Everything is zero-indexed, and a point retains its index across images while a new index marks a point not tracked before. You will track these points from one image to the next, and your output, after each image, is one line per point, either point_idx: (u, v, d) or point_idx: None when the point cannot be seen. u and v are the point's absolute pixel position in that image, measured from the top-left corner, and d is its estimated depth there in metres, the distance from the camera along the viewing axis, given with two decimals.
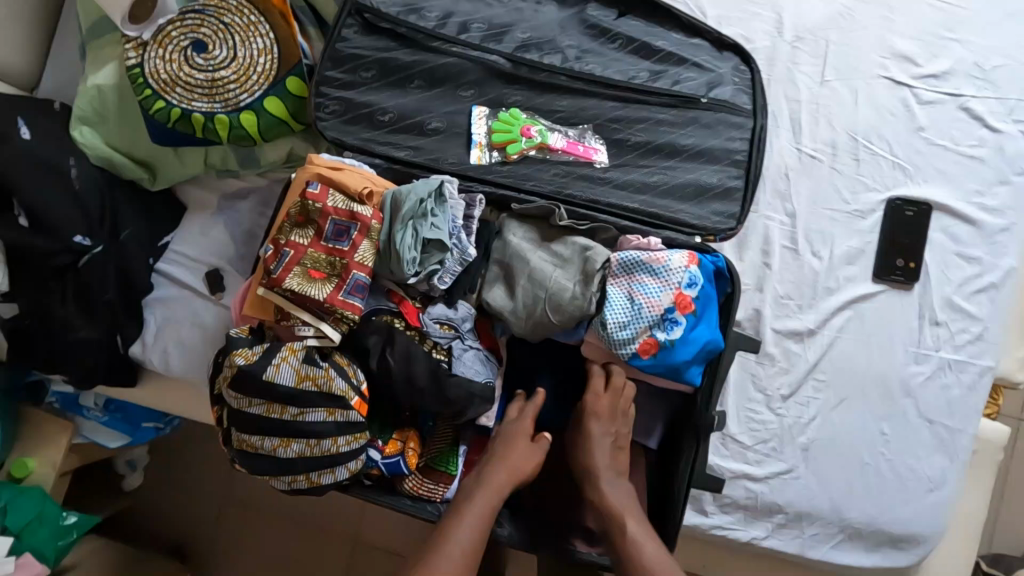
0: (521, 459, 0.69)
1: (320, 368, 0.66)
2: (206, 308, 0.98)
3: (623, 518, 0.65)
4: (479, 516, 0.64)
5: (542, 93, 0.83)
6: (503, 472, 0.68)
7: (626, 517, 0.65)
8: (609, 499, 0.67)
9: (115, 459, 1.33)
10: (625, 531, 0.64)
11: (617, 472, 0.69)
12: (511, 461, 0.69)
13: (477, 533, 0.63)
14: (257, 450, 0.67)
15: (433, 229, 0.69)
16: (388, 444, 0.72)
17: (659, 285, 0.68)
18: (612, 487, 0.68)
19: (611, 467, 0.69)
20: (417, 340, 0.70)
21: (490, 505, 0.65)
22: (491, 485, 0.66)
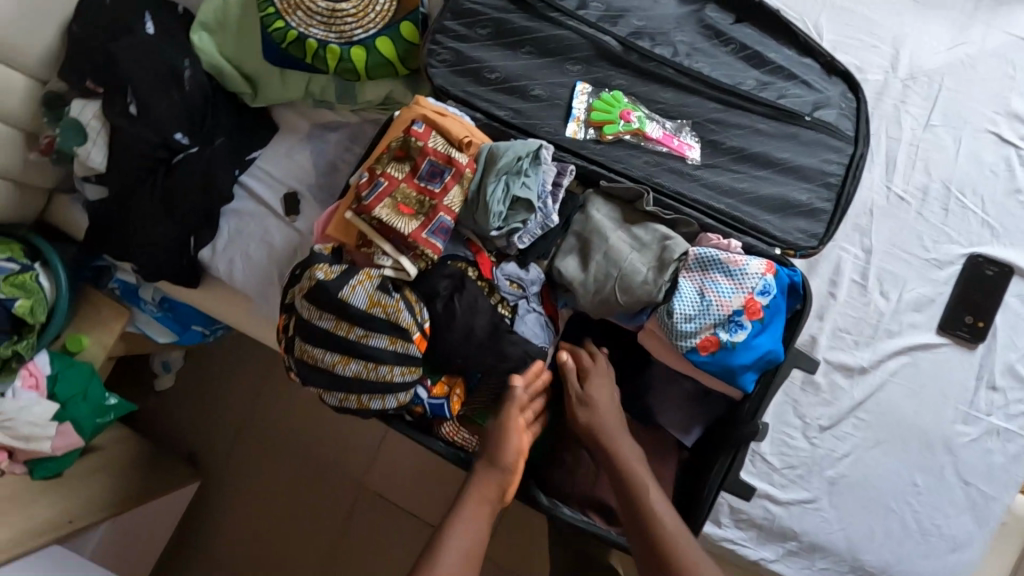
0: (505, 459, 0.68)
1: (392, 298, 0.69)
2: (278, 227, 1.01)
3: (634, 471, 0.68)
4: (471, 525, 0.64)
5: (647, 82, 0.84)
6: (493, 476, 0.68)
7: (636, 467, 0.68)
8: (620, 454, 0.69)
9: (153, 357, 1.40)
10: (635, 482, 0.67)
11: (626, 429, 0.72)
12: (494, 464, 0.68)
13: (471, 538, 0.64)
14: (317, 363, 0.70)
15: (524, 188, 0.70)
16: (436, 385, 0.74)
17: (732, 286, 0.69)
18: (622, 443, 0.70)
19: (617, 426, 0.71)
20: (485, 292, 0.72)
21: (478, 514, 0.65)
22: (474, 499, 0.66)
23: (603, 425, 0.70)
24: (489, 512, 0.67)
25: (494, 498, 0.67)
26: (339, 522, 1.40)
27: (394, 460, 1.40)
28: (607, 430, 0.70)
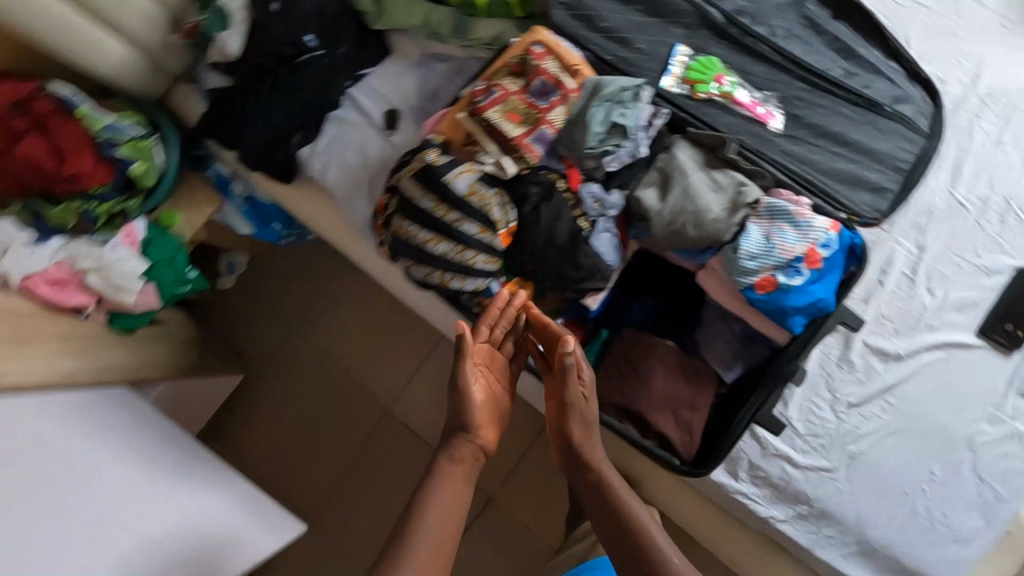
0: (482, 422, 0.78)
1: (488, 192, 0.77)
2: (374, 139, 1.10)
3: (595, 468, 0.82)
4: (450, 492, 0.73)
5: (743, 55, 0.91)
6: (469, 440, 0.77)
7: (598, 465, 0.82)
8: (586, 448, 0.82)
9: (219, 257, 1.48)
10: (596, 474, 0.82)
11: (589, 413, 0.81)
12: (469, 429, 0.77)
13: (452, 503, 0.73)
14: (410, 238, 0.78)
15: (622, 117, 0.78)
16: (507, 283, 0.82)
17: (797, 235, 0.75)
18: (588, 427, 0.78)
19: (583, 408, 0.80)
20: (570, 204, 0.79)
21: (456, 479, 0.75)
22: (451, 464, 0.75)
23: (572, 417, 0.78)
24: (465, 474, 0.76)
25: (469, 460, 0.77)
26: (363, 442, 1.48)
27: (423, 392, 1.48)
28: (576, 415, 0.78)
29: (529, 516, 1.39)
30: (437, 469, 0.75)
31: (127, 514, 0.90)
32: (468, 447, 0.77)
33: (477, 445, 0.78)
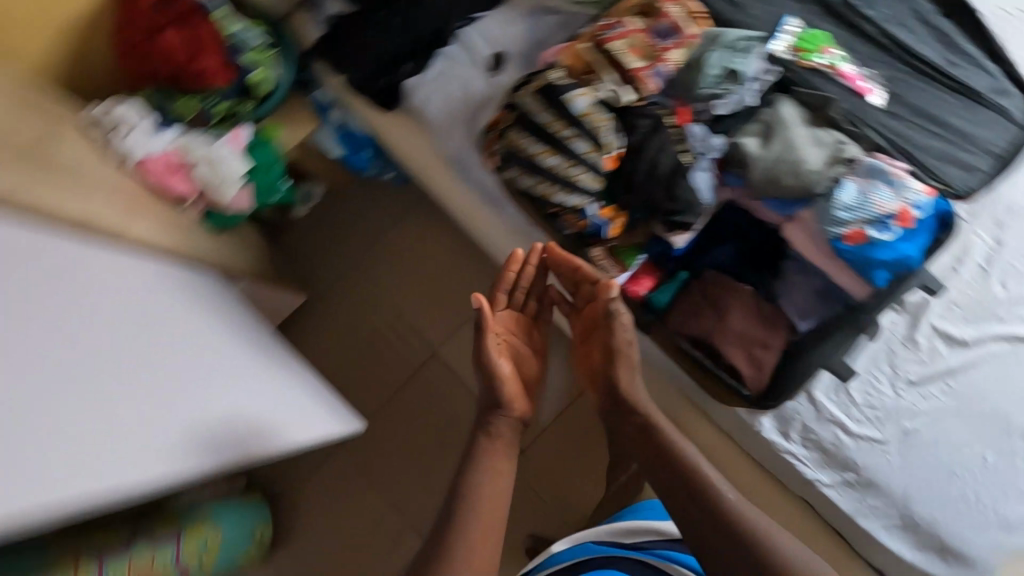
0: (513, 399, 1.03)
1: (604, 116, 0.82)
2: (477, 78, 1.16)
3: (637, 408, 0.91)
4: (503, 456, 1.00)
5: (850, 33, 0.95)
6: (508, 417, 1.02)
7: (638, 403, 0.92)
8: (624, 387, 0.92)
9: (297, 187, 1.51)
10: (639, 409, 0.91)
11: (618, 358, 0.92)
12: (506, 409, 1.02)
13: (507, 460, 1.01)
14: (522, 150, 0.84)
15: (740, 63, 0.83)
16: (604, 209, 0.85)
17: (892, 194, 0.79)
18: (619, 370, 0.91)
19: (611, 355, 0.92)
20: (676, 140, 0.83)
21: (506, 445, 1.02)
22: (499, 438, 1.02)
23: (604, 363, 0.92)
24: (510, 439, 1.03)
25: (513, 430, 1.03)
26: (408, 377, 1.56)
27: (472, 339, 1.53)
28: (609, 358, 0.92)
29: (559, 468, 1.46)
30: (484, 446, 1.00)
31: (224, 370, 0.95)
32: (507, 420, 1.02)
33: (513, 418, 1.03)
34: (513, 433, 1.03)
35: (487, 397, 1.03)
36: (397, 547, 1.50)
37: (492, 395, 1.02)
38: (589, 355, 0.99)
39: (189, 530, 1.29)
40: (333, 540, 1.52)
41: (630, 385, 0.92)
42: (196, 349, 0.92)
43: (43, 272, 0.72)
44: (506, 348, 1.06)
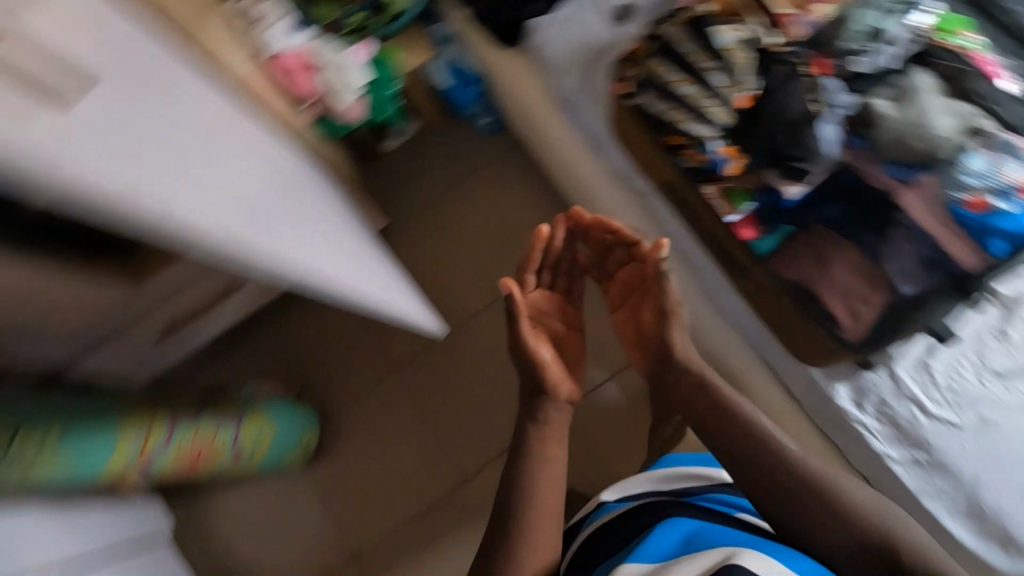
0: (559, 379, 1.06)
1: (747, 53, 0.88)
2: (600, 25, 1.19)
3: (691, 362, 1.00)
4: (555, 440, 1.04)
5: (990, 21, 0.95)
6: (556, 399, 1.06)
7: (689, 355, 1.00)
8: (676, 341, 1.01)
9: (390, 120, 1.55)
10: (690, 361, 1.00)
11: (665, 313, 1.03)
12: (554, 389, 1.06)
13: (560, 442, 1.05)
14: (663, 77, 0.89)
15: (888, 24, 0.86)
16: (726, 147, 0.91)
17: (1018, 167, 0.83)
18: (669, 325, 1.01)
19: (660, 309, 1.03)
20: (810, 90, 0.86)
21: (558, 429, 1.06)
22: (551, 420, 1.05)
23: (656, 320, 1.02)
24: (562, 415, 1.07)
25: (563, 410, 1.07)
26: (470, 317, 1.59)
27: None
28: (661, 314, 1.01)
29: (604, 429, 1.47)
30: (534, 435, 1.03)
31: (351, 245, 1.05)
32: (556, 403, 1.06)
33: (563, 397, 1.07)
34: (562, 416, 1.06)
35: (533, 387, 1.06)
36: (438, 478, 1.54)
37: (542, 383, 1.06)
38: (631, 313, 1.11)
39: (247, 419, 1.36)
40: (375, 461, 1.57)
41: (684, 332, 1.03)
42: (327, 222, 1.00)
43: (163, 76, 0.64)
44: (541, 336, 1.10)
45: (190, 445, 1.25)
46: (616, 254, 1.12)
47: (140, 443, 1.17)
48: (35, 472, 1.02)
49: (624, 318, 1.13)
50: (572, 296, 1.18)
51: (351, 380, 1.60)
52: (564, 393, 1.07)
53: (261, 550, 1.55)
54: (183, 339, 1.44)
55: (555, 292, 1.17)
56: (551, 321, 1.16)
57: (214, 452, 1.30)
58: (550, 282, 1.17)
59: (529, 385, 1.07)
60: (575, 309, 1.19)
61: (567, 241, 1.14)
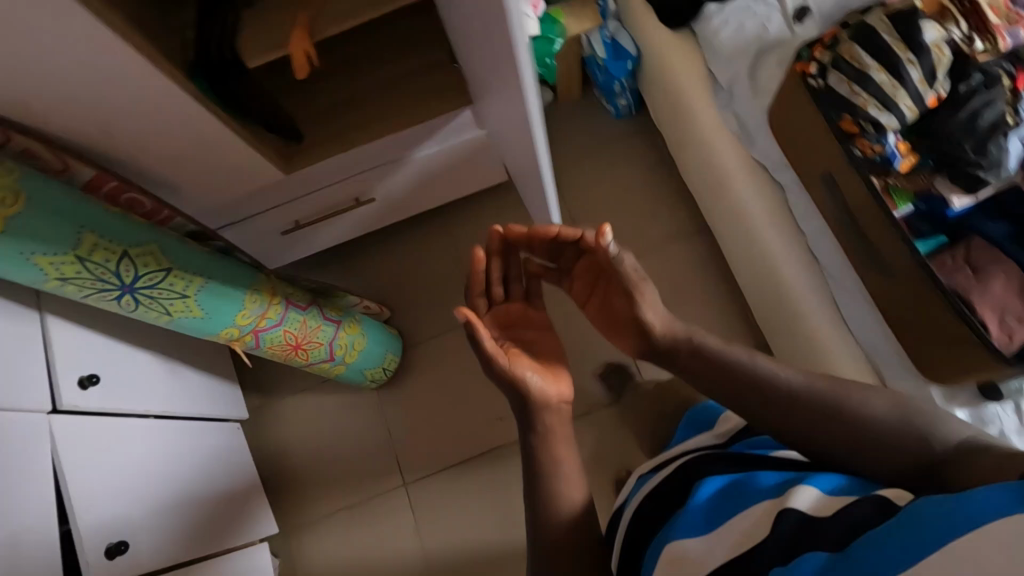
0: (547, 384, 0.94)
1: (946, 54, 0.91)
2: (776, 22, 1.21)
3: (674, 329, 0.94)
4: (566, 447, 0.92)
5: None
6: (551, 399, 0.93)
7: (668, 323, 0.94)
8: (651, 315, 0.94)
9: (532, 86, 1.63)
10: (672, 329, 0.93)
11: (632, 295, 0.94)
12: (546, 392, 0.93)
13: (570, 450, 0.92)
14: (856, 60, 0.93)
15: None
16: (901, 144, 0.95)
17: None
18: (640, 299, 0.94)
19: (628, 290, 0.94)
20: (1005, 101, 0.91)
21: (564, 434, 0.94)
22: (553, 419, 0.94)
23: (627, 297, 0.94)
24: (563, 414, 0.94)
25: (561, 410, 0.95)
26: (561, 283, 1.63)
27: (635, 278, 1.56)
28: (629, 295, 0.94)
29: None
30: (540, 452, 0.91)
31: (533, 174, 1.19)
32: (556, 403, 0.94)
33: (559, 398, 0.94)
34: (561, 417, 0.94)
35: (525, 412, 0.93)
36: (498, 428, 1.57)
37: (534, 403, 0.93)
38: (599, 302, 1.01)
39: (347, 325, 1.40)
40: (441, 401, 1.61)
41: (654, 307, 0.94)
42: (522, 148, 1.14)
43: None
44: (517, 355, 0.96)
45: (296, 331, 1.29)
46: (566, 248, 1.02)
47: (259, 312, 1.21)
48: (174, 312, 1.10)
49: (594, 313, 1.02)
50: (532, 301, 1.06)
51: (436, 318, 1.65)
52: (555, 397, 0.94)
53: (320, 457, 1.61)
54: (301, 240, 1.53)
55: (515, 304, 1.06)
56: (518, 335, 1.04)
57: (315, 344, 1.35)
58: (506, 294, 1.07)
59: (519, 414, 0.93)
60: (541, 314, 1.07)
61: (507, 253, 1.06)
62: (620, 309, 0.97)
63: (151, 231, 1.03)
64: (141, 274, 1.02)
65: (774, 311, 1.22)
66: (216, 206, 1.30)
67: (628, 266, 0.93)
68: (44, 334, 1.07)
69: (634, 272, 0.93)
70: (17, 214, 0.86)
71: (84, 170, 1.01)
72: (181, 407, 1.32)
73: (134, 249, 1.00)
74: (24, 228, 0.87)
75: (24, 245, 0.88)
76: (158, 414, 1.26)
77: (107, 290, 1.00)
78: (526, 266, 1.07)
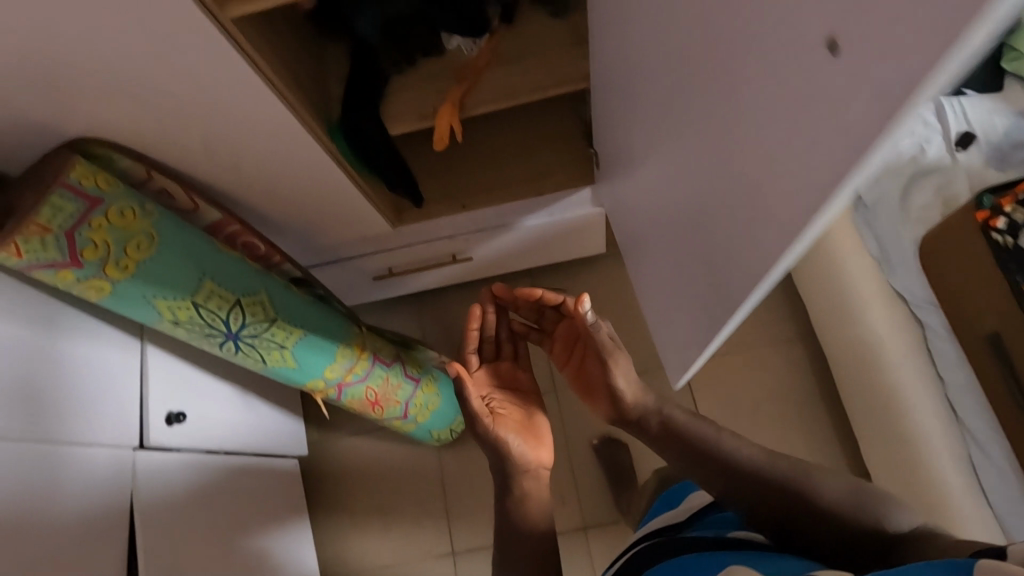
0: (523, 446, 0.92)
1: None
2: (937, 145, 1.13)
3: (647, 401, 0.86)
4: (540, 508, 0.91)
5: None
6: (530, 462, 0.92)
7: (638, 396, 0.86)
8: (623, 386, 0.86)
9: None
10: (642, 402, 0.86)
11: (604, 363, 0.87)
12: (526, 454, 0.92)
13: (543, 510, 0.91)
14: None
15: None
16: None
17: None
18: (610, 367, 0.86)
19: (600, 359, 0.87)
20: None
21: (541, 494, 0.92)
22: (530, 480, 0.92)
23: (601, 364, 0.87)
24: (540, 477, 0.93)
25: (539, 472, 0.92)
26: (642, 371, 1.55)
27: (730, 380, 1.46)
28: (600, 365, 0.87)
29: None
30: (511, 513, 0.90)
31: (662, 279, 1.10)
32: (534, 464, 0.92)
33: (537, 460, 0.92)
34: (542, 480, 0.93)
35: (502, 475, 0.92)
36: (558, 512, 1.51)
37: (512, 469, 0.91)
38: (579, 367, 0.96)
39: (426, 383, 1.35)
40: None
41: (629, 376, 0.86)
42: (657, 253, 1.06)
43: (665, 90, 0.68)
44: (499, 415, 0.95)
45: (378, 388, 1.26)
46: (546, 309, 0.99)
47: (347, 367, 1.18)
48: (269, 362, 1.07)
49: (573, 377, 0.97)
50: (520, 361, 1.04)
51: None
52: (535, 462, 0.92)
53: (373, 506, 1.59)
54: (390, 285, 1.51)
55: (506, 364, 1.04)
56: (506, 395, 1.02)
57: (392, 402, 1.31)
58: (497, 353, 1.05)
59: (497, 478, 0.92)
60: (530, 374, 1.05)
61: (496, 311, 1.03)
62: (595, 374, 0.90)
63: (264, 279, 1.01)
64: (248, 323, 1.00)
65: (890, 452, 1.13)
66: (321, 247, 1.28)
67: (607, 335, 0.86)
68: (142, 365, 1.08)
69: (611, 341, 0.86)
70: (150, 257, 0.86)
71: (211, 211, 1.00)
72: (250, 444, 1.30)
73: (246, 297, 0.98)
74: (153, 271, 0.86)
75: (151, 288, 0.87)
76: (229, 451, 1.24)
77: (213, 336, 0.99)
78: (511, 327, 1.04)
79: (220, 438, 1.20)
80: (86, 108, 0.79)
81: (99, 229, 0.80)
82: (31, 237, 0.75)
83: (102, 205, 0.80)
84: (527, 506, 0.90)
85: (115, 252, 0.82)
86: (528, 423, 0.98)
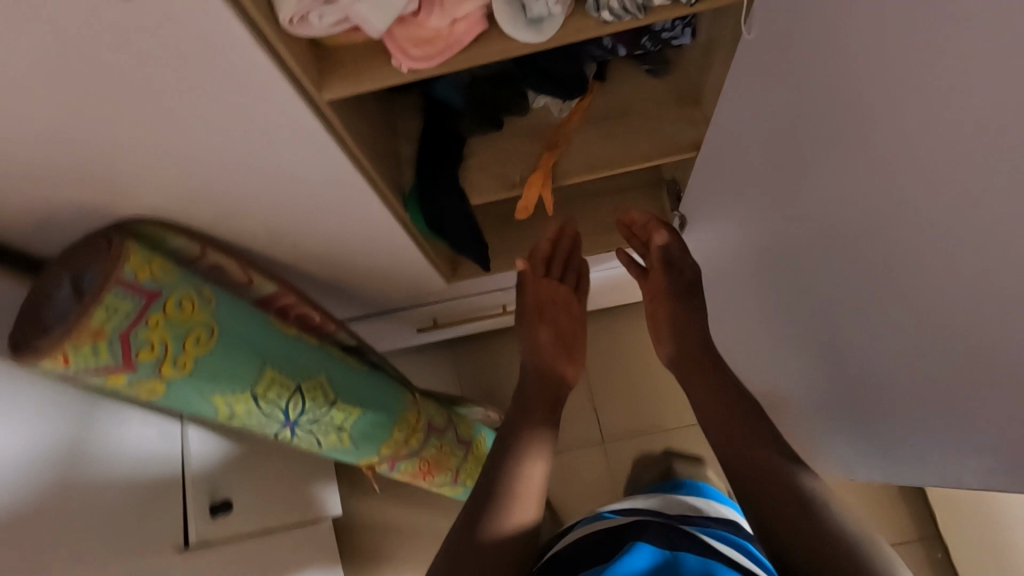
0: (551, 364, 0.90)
1: None
2: None
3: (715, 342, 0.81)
4: (542, 467, 0.72)
5: None
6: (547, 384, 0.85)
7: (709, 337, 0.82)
8: (694, 324, 0.84)
9: None
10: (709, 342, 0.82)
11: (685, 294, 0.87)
12: (558, 369, 0.89)
13: (540, 477, 0.71)
14: None
15: None
16: None
17: None
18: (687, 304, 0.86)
19: (680, 287, 0.88)
20: None
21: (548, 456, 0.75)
22: (543, 401, 0.82)
23: (677, 296, 0.87)
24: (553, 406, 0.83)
25: (552, 399, 0.83)
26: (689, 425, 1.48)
27: None
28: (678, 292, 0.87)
29: None
30: (511, 435, 0.76)
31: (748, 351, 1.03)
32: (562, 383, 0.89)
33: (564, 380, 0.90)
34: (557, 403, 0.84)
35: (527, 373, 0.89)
36: None
37: (543, 371, 0.88)
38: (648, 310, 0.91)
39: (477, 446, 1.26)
40: None
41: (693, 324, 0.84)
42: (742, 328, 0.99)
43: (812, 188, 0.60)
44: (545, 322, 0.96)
45: (431, 456, 1.17)
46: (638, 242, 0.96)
47: (403, 440, 1.08)
48: (326, 443, 0.97)
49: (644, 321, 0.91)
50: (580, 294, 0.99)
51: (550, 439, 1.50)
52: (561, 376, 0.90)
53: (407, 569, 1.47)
54: (431, 335, 1.41)
55: (565, 285, 0.99)
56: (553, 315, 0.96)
57: (444, 469, 1.22)
58: (562, 273, 1.00)
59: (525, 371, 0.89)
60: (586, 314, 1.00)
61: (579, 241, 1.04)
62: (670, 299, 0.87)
63: (322, 359, 0.91)
64: (306, 409, 0.90)
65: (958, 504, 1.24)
66: (365, 305, 1.18)
67: (685, 278, 0.89)
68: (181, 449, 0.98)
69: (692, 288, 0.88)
70: (210, 352, 0.75)
71: (265, 284, 0.88)
72: (273, 521, 1.11)
73: (306, 382, 0.88)
74: (213, 368, 0.76)
75: (208, 385, 0.77)
76: (276, 526, 1.11)
77: (270, 425, 0.88)
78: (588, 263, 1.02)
79: (275, 514, 1.12)
80: (131, 187, 0.68)
81: (156, 326, 0.70)
82: (82, 344, 0.65)
83: (159, 298, 0.70)
84: (523, 484, 0.69)
85: (172, 350, 0.72)
86: (568, 343, 0.95)
